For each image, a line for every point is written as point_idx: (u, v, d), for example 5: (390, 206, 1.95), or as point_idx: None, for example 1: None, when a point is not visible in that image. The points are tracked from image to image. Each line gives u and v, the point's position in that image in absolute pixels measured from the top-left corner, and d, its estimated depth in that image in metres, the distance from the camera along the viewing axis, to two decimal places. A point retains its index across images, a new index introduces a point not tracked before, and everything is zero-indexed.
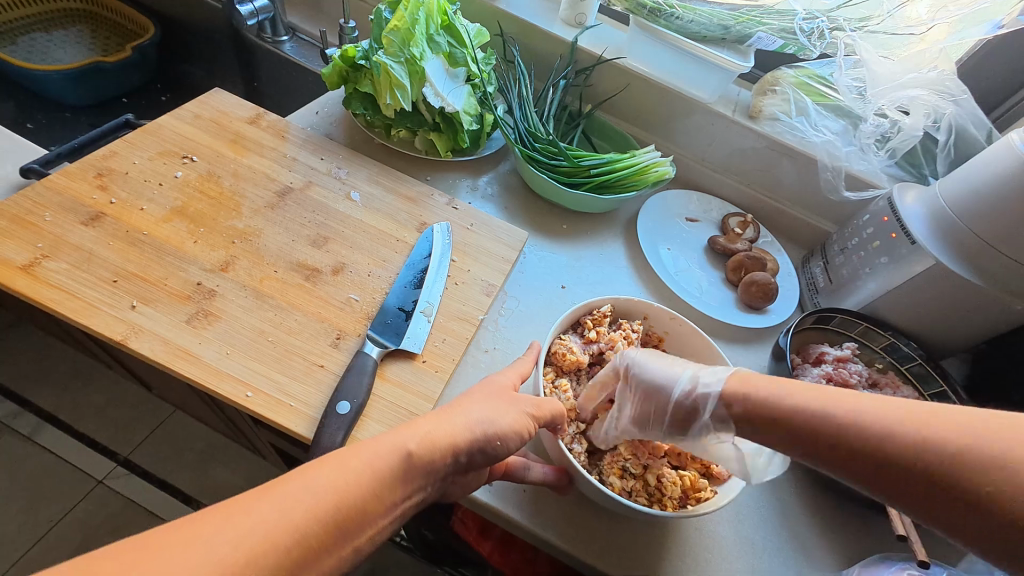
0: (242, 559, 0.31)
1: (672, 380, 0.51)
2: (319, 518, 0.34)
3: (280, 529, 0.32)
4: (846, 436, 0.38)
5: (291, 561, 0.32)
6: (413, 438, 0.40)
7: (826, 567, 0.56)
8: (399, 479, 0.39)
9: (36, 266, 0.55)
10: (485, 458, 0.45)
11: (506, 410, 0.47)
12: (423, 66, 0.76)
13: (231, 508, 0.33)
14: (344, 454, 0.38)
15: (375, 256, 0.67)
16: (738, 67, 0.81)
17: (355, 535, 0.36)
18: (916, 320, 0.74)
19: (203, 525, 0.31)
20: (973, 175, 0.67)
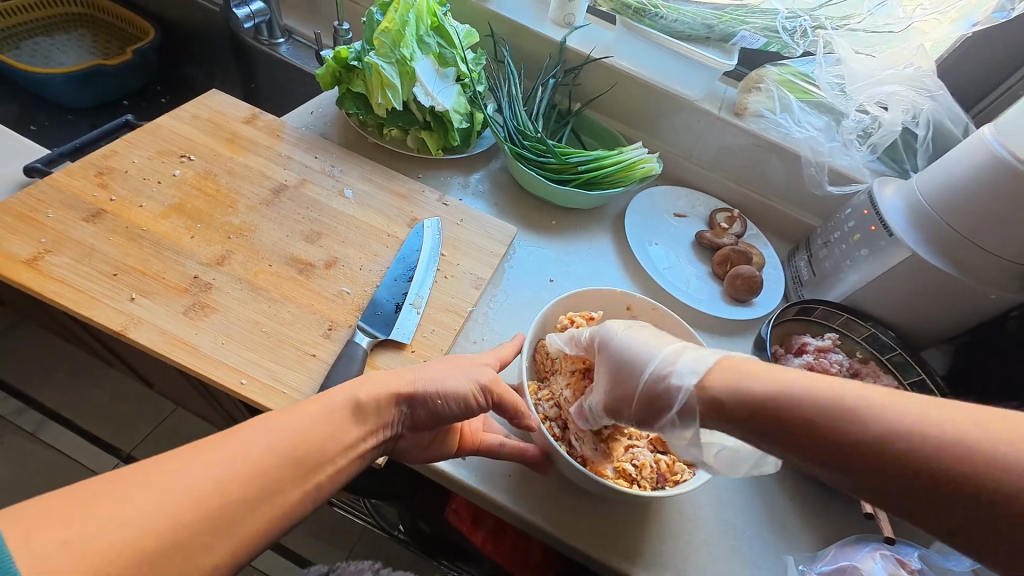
0: (214, 486, 0.36)
1: (651, 357, 0.48)
2: (281, 455, 0.39)
3: (245, 464, 0.38)
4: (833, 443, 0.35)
5: (258, 490, 0.38)
6: (361, 388, 0.46)
7: (804, 549, 0.57)
8: (351, 424, 0.44)
9: (40, 260, 0.57)
10: (428, 415, 0.50)
11: (454, 373, 0.51)
12: (413, 66, 0.78)
13: (200, 446, 0.38)
14: (299, 406, 0.43)
15: (367, 251, 0.69)
16: (721, 64, 0.84)
17: (316, 472, 0.41)
18: (897, 311, 0.75)
19: (176, 460, 0.36)
20: (950, 168, 0.68)
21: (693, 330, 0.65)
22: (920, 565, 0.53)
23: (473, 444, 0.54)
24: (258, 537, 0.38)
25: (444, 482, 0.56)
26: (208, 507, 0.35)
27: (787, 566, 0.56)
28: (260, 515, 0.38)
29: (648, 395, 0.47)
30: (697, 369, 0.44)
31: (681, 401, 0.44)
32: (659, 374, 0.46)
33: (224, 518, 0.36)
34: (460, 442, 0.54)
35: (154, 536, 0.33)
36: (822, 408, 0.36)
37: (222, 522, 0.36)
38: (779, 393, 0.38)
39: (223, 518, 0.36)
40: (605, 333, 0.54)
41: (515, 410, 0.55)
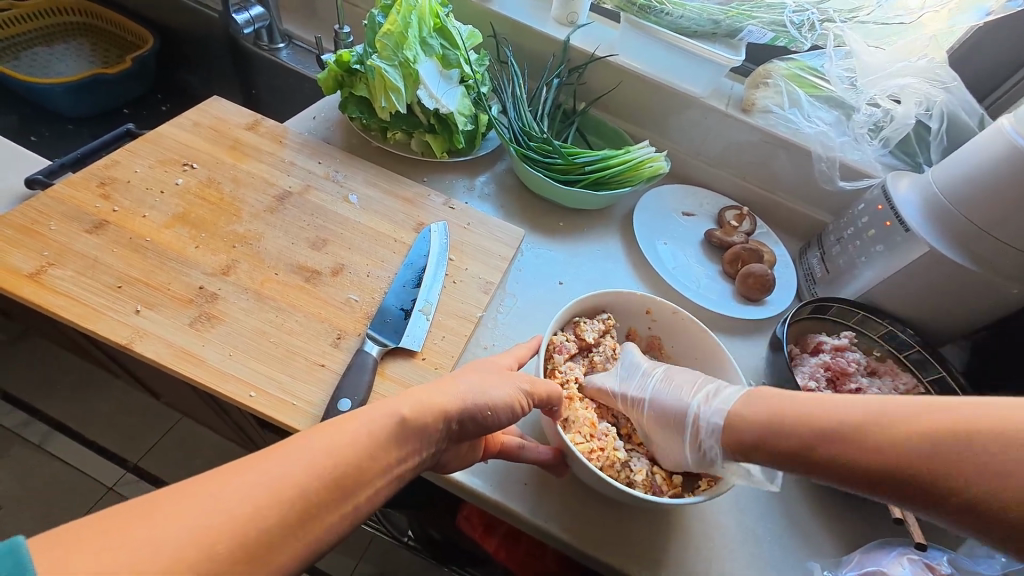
0: (251, 509, 0.33)
1: (681, 405, 0.54)
2: (319, 475, 0.36)
3: (282, 485, 0.34)
4: (850, 459, 0.40)
5: (295, 514, 0.34)
6: (406, 404, 0.42)
7: (828, 554, 0.56)
8: (393, 443, 0.40)
9: (43, 274, 0.56)
10: (477, 428, 0.47)
11: (499, 383, 0.49)
12: (417, 68, 0.77)
13: (233, 467, 0.34)
14: (339, 423, 0.39)
15: (373, 257, 0.68)
16: (728, 60, 0.82)
17: (355, 493, 0.37)
18: (914, 308, 0.74)
19: (209, 482, 0.33)
20: (967, 160, 0.67)
21: (711, 334, 0.63)
22: (950, 569, 0.51)
23: (491, 442, 0.53)
24: (292, 565, 0.34)
25: (457, 490, 0.54)
26: (243, 535, 0.32)
27: (811, 572, 0.54)
28: (296, 540, 0.34)
29: (693, 440, 0.52)
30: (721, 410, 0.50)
31: (715, 439, 0.50)
32: (701, 413, 0.52)
33: (261, 547, 0.32)
34: (485, 447, 0.53)
35: (189, 564, 0.30)
36: (802, 432, 0.43)
37: (258, 549, 0.32)
38: (800, 426, 0.44)
39: (259, 546, 0.32)
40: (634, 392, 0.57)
41: (557, 399, 0.53)
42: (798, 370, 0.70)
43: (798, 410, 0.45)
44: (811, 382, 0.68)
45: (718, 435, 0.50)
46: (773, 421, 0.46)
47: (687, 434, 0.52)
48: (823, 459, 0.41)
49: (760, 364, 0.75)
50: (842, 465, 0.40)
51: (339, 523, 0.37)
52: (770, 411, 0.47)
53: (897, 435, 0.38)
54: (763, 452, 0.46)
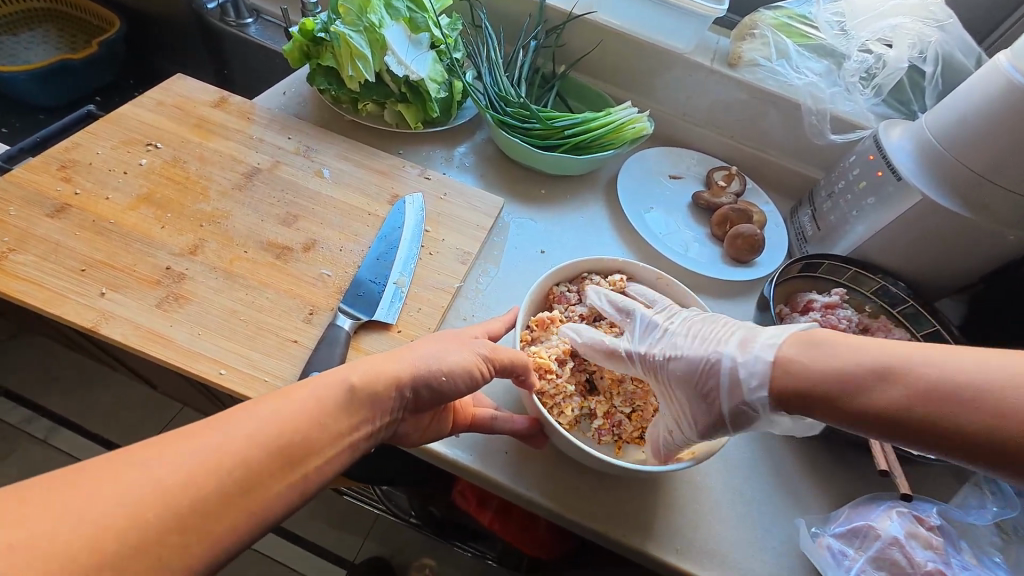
0: (183, 481, 0.32)
1: (715, 352, 0.48)
2: (262, 444, 0.35)
3: (220, 458, 0.33)
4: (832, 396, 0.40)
5: (236, 484, 0.33)
6: (356, 371, 0.41)
7: (817, 510, 0.55)
8: (343, 410, 0.39)
9: (4, 260, 0.55)
10: (432, 395, 0.45)
11: (456, 349, 0.47)
12: (383, 33, 0.74)
13: (172, 434, 0.34)
14: (282, 394, 0.38)
15: (346, 231, 0.66)
16: (709, 10, 0.78)
17: (302, 462, 0.37)
18: (907, 261, 0.72)
19: (145, 450, 0.32)
20: (959, 102, 0.64)
21: (699, 300, 0.61)
22: (939, 521, 0.51)
23: (462, 415, 0.52)
24: (236, 536, 0.33)
25: (436, 461, 0.54)
26: (176, 507, 0.31)
27: (799, 529, 0.54)
28: (239, 511, 0.33)
29: (735, 393, 0.46)
30: (762, 361, 0.44)
31: (760, 392, 0.44)
32: (735, 363, 0.46)
33: (198, 519, 0.32)
34: (454, 418, 0.51)
35: (118, 538, 0.29)
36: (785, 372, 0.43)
37: (195, 519, 0.32)
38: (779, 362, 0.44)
39: (197, 515, 0.32)
40: (647, 353, 0.52)
41: (523, 368, 0.50)
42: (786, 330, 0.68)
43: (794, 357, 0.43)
44: None
45: (760, 379, 0.44)
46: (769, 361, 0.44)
47: (722, 390, 0.47)
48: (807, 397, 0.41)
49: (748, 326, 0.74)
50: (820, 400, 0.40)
51: (290, 492, 0.36)
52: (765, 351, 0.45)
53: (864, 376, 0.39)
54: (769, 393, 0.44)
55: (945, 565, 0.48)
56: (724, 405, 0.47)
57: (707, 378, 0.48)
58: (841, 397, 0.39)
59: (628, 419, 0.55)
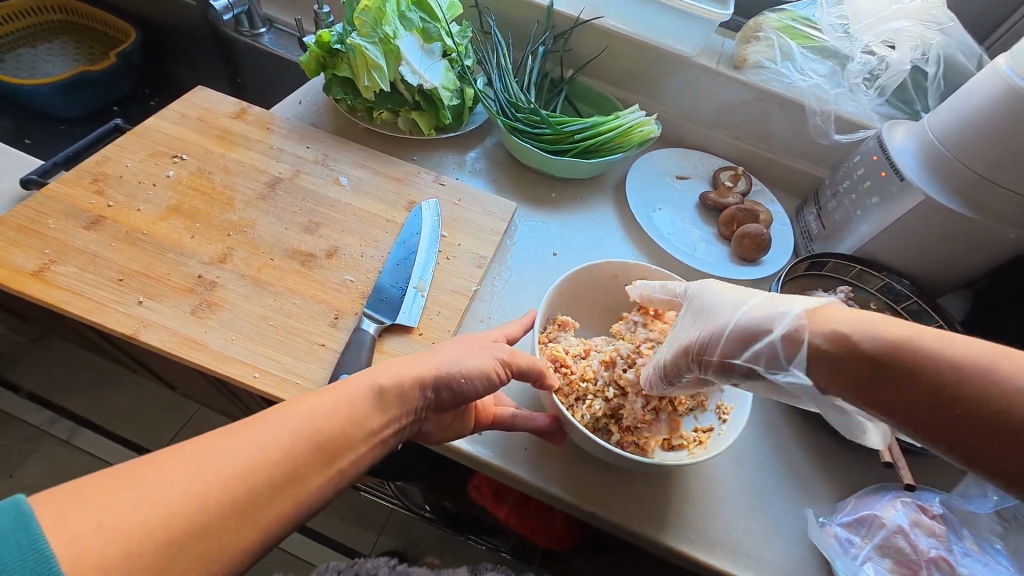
0: (239, 470, 0.35)
1: (742, 304, 0.49)
2: (303, 440, 0.38)
3: (270, 449, 0.36)
4: (931, 386, 0.35)
5: (282, 476, 0.36)
6: (384, 374, 0.44)
7: (824, 501, 0.58)
8: (376, 408, 0.42)
9: (46, 271, 0.58)
10: (453, 397, 0.48)
11: (476, 352, 0.50)
12: (398, 43, 0.76)
13: (223, 431, 0.37)
14: (322, 393, 0.41)
15: (366, 238, 0.69)
16: (716, 15, 0.80)
17: (341, 455, 0.40)
18: (911, 259, 0.73)
19: (201, 445, 0.35)
20: (961, 105, 0.65)
21: None
22: (942, 510, 0.53)
23: (482, 413, 0.54)
24: (282, 523, 0.36)
25: (456, 455, 0.56)
26: (233, 493, 0.34)
27: (807, 519, 0.56)
28: (286, 498, 0.36)
29: (745, 334, 0.46)
30: (793, 310, 0.43)
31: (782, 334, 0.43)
32: (766, 312, 0.45)
33: (251, 504, 0.35)
34: (476, 417, 0.54)
35: (184, 519, 0.32)
36: (893, 349, 0.37)
37: (249, 506, 0.35)
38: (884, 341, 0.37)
39: (248, 504, 0.35)
40: (699, 287, 0.55)
41: (540, 372, 0.53)
42: None
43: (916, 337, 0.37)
44: None
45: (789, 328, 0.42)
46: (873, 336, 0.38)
47: (739, 327, 0.46)
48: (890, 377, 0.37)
49: None
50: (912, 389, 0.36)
51: (330, 487, 0.39)
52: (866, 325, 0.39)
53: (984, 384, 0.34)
54: (838, 365, 0.39)
55: (948, 552, 0.51)
56: (734, 338, 0.47)
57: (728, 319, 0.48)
58: (910, 375, 0.36)
59: (644, 415, 0.56)
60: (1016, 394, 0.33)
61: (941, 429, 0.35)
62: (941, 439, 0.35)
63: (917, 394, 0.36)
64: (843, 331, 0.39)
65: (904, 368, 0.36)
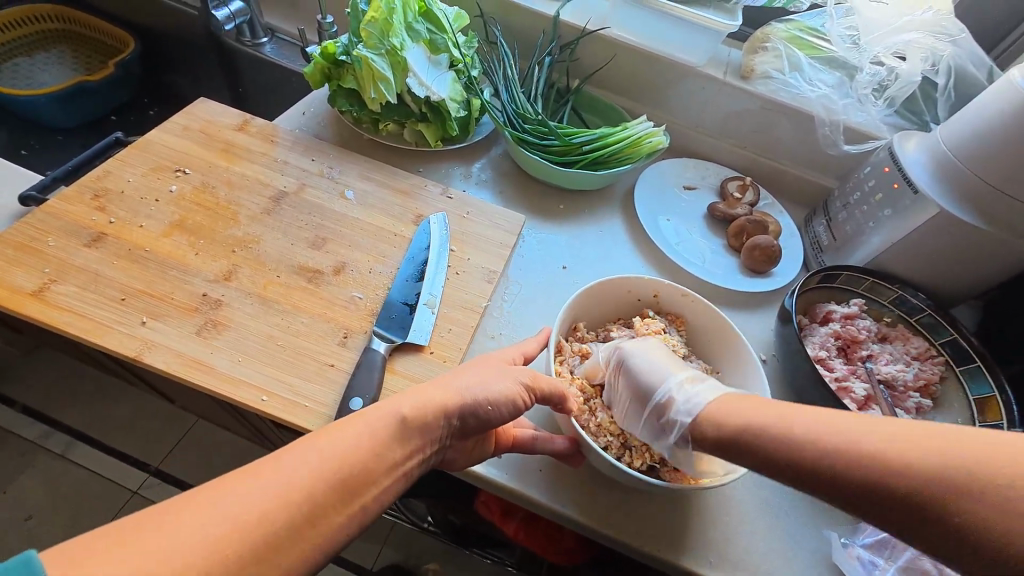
0: (259, 513, 0.33)
1: (659, 377, 0.53)
2: (325, 476, 0.36)
3: (289, 490, 0.35)
4: (840, 471, 0.38)
5: (303, 516, 0.35)
6: (406, 403, 0.42)
7: (844, 521, 0.57)
8: (397, 441, 0.41)
9: (46, 291, 0.56)
10: (478, 424, 0.47)
11: (498, 377, 0.48)
12: (405, 55, 0.75)
13: (244, 471, 0.35)
14: (341, 426, 0.40)
15: (374, 253, 0.68)
16: (726, 26, 0.79)
17: (362, 492, 0.38)
18: (924, 271, 0.73)
19: (221, 486, 0.34)
20: (975, 118, 0.65)
21: (725, 315, 0.62)
22: None
23: (503, 436, 0.53)
24: (305, 565, 0.35)
25: (472, 478, 0.55)
26: (253, 538, 0.33)
27: (829, 541, 0.55)
28: (307, 540, 0.35)
29: (656, 414, 0.51)
30: (698, 401, 0.49)
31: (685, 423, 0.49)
32: (677, 395, 0.50)
33: (271, 550, 0.33)
34: (497, 440, 0.52)
35: (203, 569, 0.31)
36: (792, 437, 0.41)
37: (269, 551, 0.33)
38: (784, 428, 0.42)
39: (270, 548, 0.33)
40: (617, 349, 0.57)
41: (562, 396, 0.52)
42: (807, 341, 0.69)
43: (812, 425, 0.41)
44: (822, 352, 0.68)
45: (690, 418, 0.48)
46: (776, 427, 0.42)
47: (653, 407, 0.51)
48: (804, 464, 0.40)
49: (769, 337, 0.75)
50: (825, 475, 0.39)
51: (349, 523, 0.37)
52: (770, 416, 0.43)
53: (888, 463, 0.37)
54: (752, 454, 0.43)
55: None
56: (648, 416, 0.52)
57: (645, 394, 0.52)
58: (817, 463, 0.39)
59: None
60: (896, 464, 0.37)
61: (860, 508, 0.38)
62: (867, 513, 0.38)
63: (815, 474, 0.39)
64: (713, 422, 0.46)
65: (811, 453, 0.40)
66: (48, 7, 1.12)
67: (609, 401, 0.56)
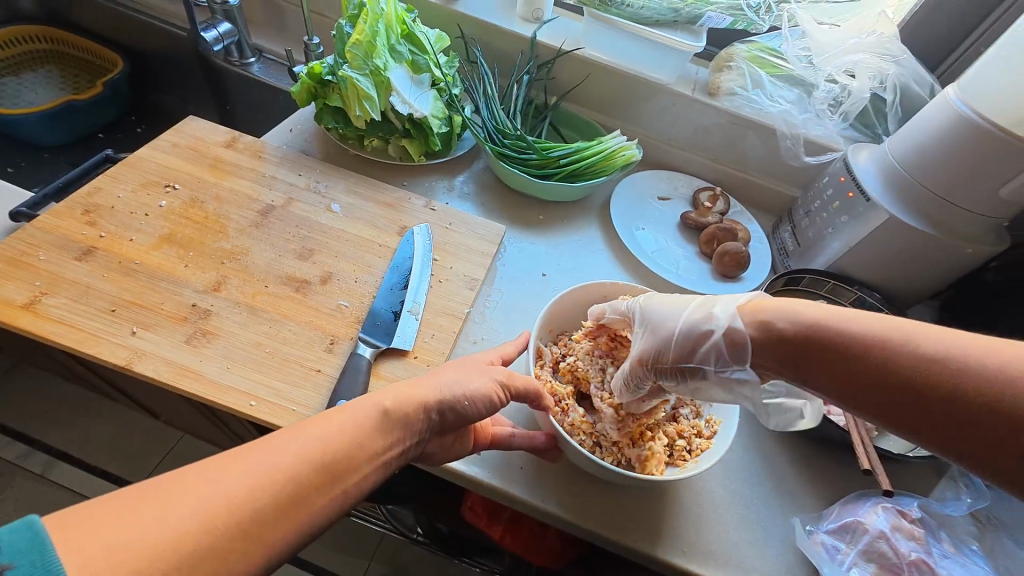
0: (245, 491, 0.35)
1: (679, 310, 0.52)
2: (309, 462, 0.39)
3: (275, 471, 0.37)
4: (864, 368, 0.39)
5: (287, 497, 0.37)
6: (388, 397, 0.45)
7: (810, 510, 0.60)
8: (378, 430, 0.43)
9: (37, 303, 0.58)
10: (457, 418, 0.49)
11: (476, 376, 0.51)
12: (388, 75, 0.79)
13: (234, 453, 0.37)
14: (327, 416, 0.42)
15: (360, 263, 0.70)
16: (692, 47, 0.85)
17: (344, 476, 0.40)
18: (881, 273, 0.77)
19: (212, 467, 0.36)
20: (919, 131, 0.70)
21: None
22: (920, 514, 0.56)
23: (481, 434, 0.56)
24: (287, 544, 0.37)
25: (454, 476, 0.57)
26: (239, 515, 0.35)
27: (795, 528, 0.58)
28: (290, 519, 0.37)
29: (695, 338, 0.49)
30: (730, 309, 0.47)
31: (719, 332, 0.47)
32: (700, 315, 0.49)
33: (256, 527, 0.35)
34: (475, 437, 0.55)
35: (190, 540, 0.32)
36: (817, 336, 0.41)
37: (253, 527, 0.35)
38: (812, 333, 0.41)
39: (253, 525, 0.35)
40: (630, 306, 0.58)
41: (537, 392, 0.55)
42: None
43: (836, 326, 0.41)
44: None
45: (722, 328, 0.47)
46: (801, 329, 0.42)
47: (684, 333, 0.50)
48: (820, 363, 0.40)
49: None
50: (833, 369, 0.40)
51: (331, 511, 0.39)
52: (800, 320, 0.42)
53: (910, 362, 0.37)
54: (773, 356, 0.44)
55: (928, 554, 0.53)
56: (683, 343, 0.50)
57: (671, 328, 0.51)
58: (823, 358, 0.40)
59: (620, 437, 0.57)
60: (932, 367, 0.36)
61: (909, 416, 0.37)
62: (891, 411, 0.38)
63: (842, 371, 0.40)
64: (774, 321, 0.44)
65: (813, 347, 0.41)
66: (37, 29, 1.14)
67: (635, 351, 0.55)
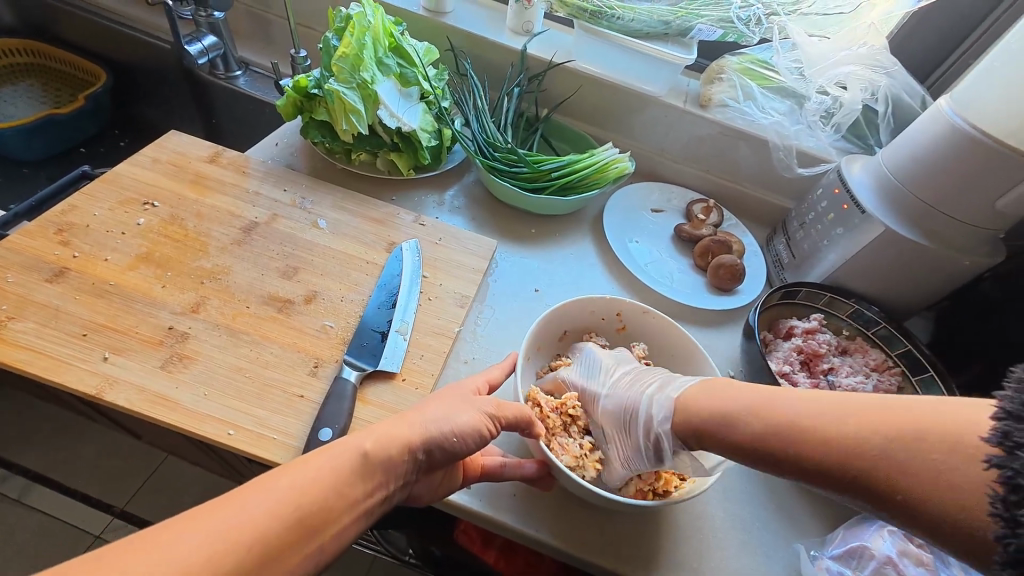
0: (207, 556, 0.33)
1: (634, 400, 0.56)
2: (282, 516, 0.36)
3: (243, 530, 0.34)
4: (783, 446, 0.41)
5: (256, 557, 0.34)
6: (370, 438, 0.42)
7: (813, 534, 0.58)
8: (358, 476, 0.41)
9: (3, 328, 0.55)
10: (444, 455, 0.47)
11: (463, 408, 0.49)
12: (376, 89, 0.77)
13: (197, 511, 0.35)
14: (302, 463, 0.39)
15: (346, 281, 0.68)
16: (682, 59, 0.85)
17: (320, 530, 0.38)
18: (878, 286, 0.76)
19: (171, 530, 0.33)
20: (909, 146, 0.70)
21: (685, 330, 0.64)
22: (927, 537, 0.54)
23: (470, 466, 0.53)
24: None
25: (446, 508, 0.54)
26: None
27: (798, 554, 0.56)
28: None
29: (648, 432, 0.53)
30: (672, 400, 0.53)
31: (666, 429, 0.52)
32: (652, 408, 0.54)
33: None
34: (464, 472, 0.52)
35: None
36: (740, 425, 0.45)
37: None
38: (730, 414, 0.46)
39: None
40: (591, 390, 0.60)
41: (527, 422, 0.52)
42: (772, 356, 0.72)
43: (747, 408, 0.45)
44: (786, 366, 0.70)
45: (668, 423, 0.52)
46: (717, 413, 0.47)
47: (641, 430, 0.54)
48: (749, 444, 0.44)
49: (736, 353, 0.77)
50: (738, 443, 0.45)
51: (305, 564, 0.37)
52: (718, 404, 0.48)
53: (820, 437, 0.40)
54: (708, 440, 0.48)
55: None
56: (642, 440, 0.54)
57: (630, 421, 0.55)
58: (732, 434, 0.45)
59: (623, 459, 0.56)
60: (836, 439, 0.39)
61: (834, 484, 0.39)
62: (828, 485, 0.39)
63: (758, 448, 0.43)
64: (706, 408, 0.49)
65: (726, 428, 0.46)
66: (16, 42, 1.11)
67: (603, 445, 0.57)
